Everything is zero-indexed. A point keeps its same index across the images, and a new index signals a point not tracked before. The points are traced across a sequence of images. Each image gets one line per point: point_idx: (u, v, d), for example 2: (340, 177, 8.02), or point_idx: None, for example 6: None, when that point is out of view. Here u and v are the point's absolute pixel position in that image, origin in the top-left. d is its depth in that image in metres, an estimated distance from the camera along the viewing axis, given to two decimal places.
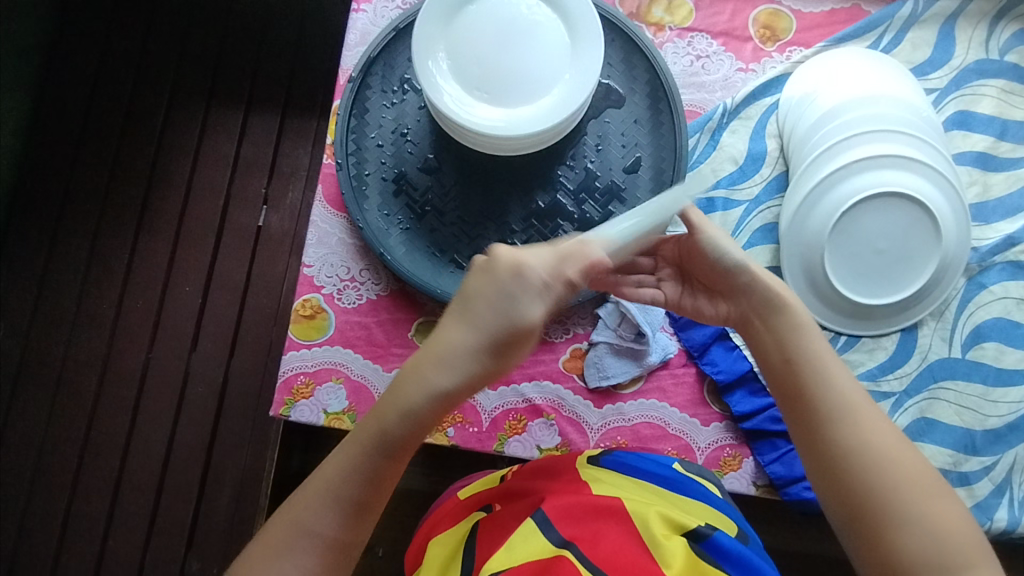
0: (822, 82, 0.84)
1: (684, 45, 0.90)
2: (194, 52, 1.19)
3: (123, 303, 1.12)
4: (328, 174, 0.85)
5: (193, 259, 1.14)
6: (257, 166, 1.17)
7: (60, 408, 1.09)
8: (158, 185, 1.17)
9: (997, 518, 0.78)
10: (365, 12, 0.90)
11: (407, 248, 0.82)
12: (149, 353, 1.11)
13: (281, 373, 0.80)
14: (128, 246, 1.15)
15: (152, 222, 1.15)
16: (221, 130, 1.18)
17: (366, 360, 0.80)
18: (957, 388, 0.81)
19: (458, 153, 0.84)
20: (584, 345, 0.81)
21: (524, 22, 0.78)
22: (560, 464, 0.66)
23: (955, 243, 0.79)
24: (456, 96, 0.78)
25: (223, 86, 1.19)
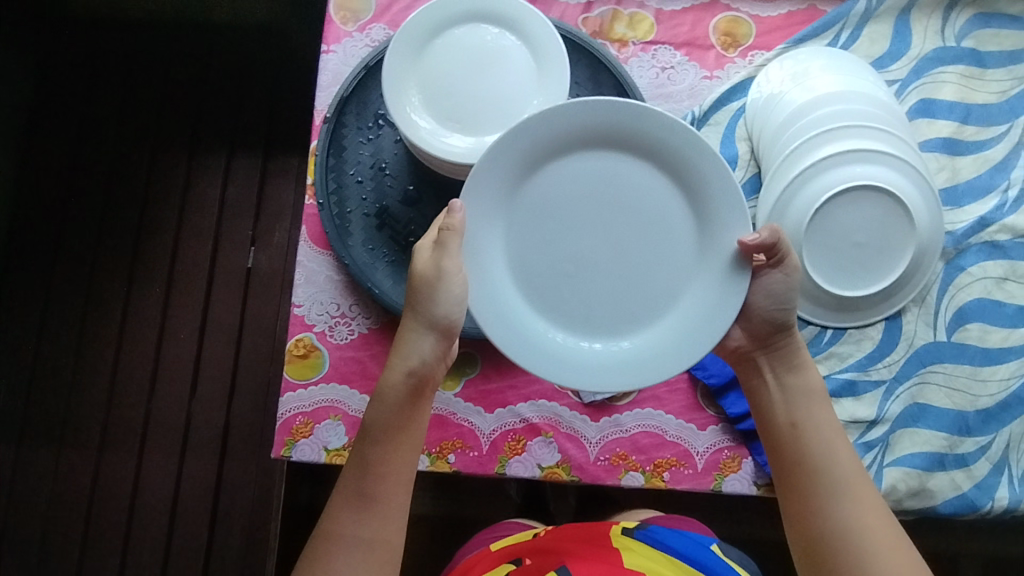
0: (786, 85, 0.87)
1: (649, 58, 0.92)
2: (172, 103, 1.21)
3: (119, 356, 1.13)
4: (311, 214, 0.86)
5: (185, 307, 1.15)
6: (242, 208, 1.19)
7: (64, 466, 1.09)
8: (146, 236, 1.18)
9: (999, 497, 0.79)
10: (335, 53, 0.91)
11: (396, 280, 0.83)
12: (149, 403, 1.11)
13: (280, 414, 0.81)
14: (120, 298, 1.16)
15: (143, 273, 1.16)
16: (204, 176, 1.20)
17: (361, 394, 0.81)
18: (946, 371, 0.82)
19: (437, 183, 0.86)
20: None
21: (490, 48, 0.80)
22: (597, 534, 0.78)
23: (929, 230, 0.81)
24: (431, 127, 0.78)
25: (203, 134, 1.21)
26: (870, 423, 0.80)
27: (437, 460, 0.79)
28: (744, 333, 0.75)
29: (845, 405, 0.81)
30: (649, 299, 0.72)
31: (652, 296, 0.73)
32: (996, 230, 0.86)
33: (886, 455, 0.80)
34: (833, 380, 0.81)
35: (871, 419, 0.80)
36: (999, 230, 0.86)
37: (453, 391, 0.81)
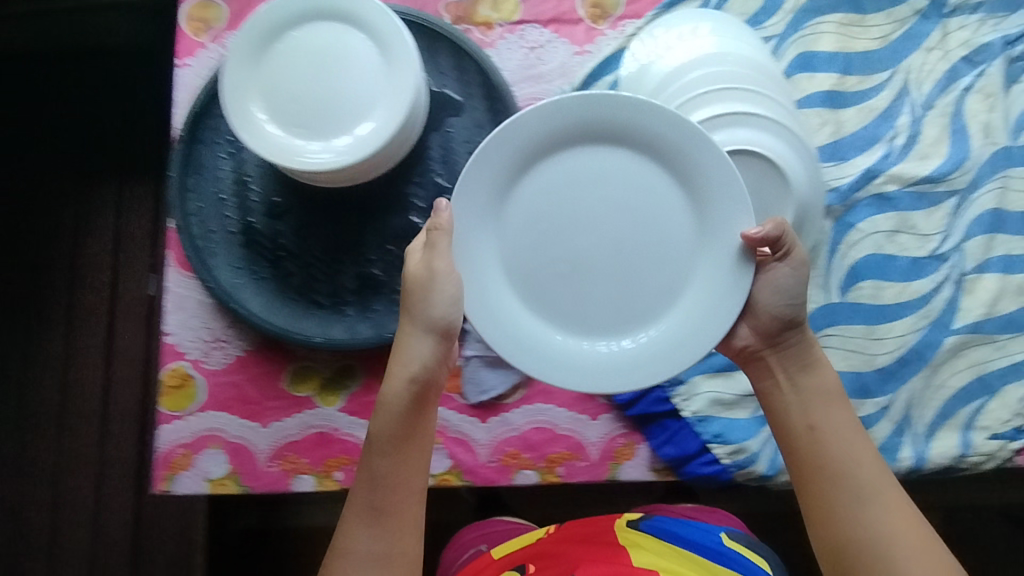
0: (658, 51, 0.83)
1: (516, 39, 0.88)
2: (53, 135, 1.17)
3: (29, 395, 1.16)
4: (174, 237, 0.82)
5: (89, 340, 1.16)
6: (140, 237, 1.18)
7: (20, 503, 1.14)
8: (42, 273, 1.17)
9: (902, 458, 0.77)
10: (190, 67, 0.88)
11: (269, 299, 0.80)
12: (61, 438, 1.15)
13: (158, 448, 0.78)
14: (23, 339, 1.17)
15: (42, 311, 1.17)
16: (97, 207, 1.18)
17: (239, 419, 0.78)
18: (840, 333, 0.80)
19: (302, 192, 0.81)
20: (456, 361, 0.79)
21: (333, 49, 0.76)
22: (601, 528, 0.78)
23: (810, 189, 0.78)
24: (279, 137, 0.75)
25: (89, 163, 1.18)
26: None
27: (324, 479, 0.78)
28: (752, 332, 0.72)
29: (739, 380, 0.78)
30: (652, 292, 0.71)
31: (660, 293, 0.71)
32: (882, 182, 0.83)
33: None
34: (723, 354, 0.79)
35: None
36: (886, 182, 0.83)
37: (337, 406, 0.80)
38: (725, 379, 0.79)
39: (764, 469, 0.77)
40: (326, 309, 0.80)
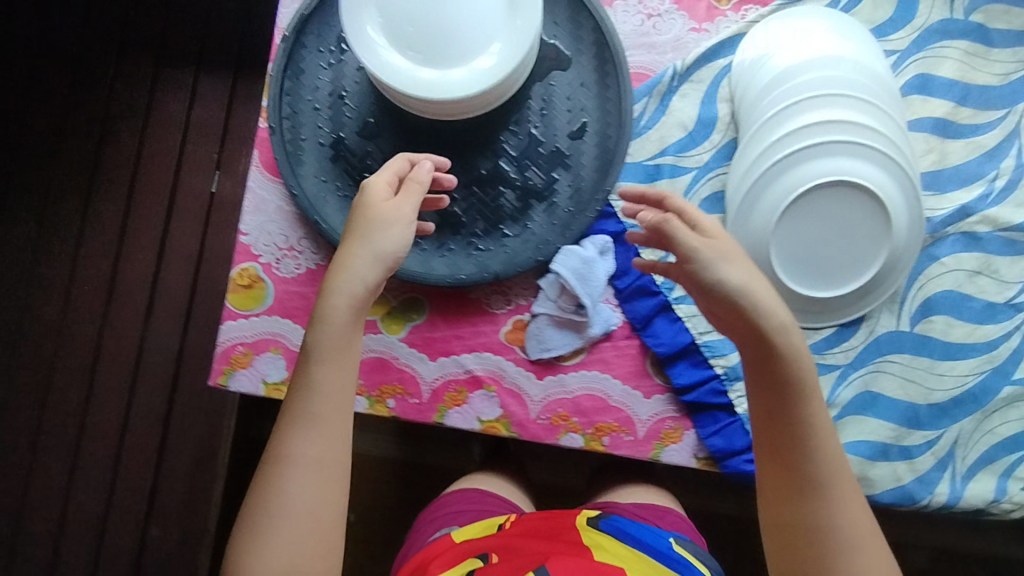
0: (781, 37, 0.78)
1: (636, 3, 0.82)
2: (254, 12, 1.09)
3: (192, 313, 1.07)
4: (264, 138, 0.80)
5: (223, 249, 1.08)
6: (249, 140, 1.10)
7: (94, 401, 1.05)
8: (217, 174, 1.09)
9: (938, 492, 0.77)
10: None
11: (435, 219, 0.78)
12: (171, 404, 1.06)
13: (426, 383, 0.78)
14: (192, 243, 1.08)
15: (216, 214, 1.09)
16: (246, 100, 1.10)
17: (518, 366, 0.78)
18: (904, 362, 0.79)
19: (401, 119, 0.79)
20: (525, 315, 0.78)
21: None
22: (562, 525, 0.69)
23: (908, 238, 0.74)
24: (505, 44, 0.71)
25: (252, 54, 1.09)
26: None
27: (592, 440, 0.77)
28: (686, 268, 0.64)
29: (928, 386, 0.78)
30: (863, 255, 0.74)
31: (869, 251, 0.74)
32: None
33: None
34: None
35: None
36: None
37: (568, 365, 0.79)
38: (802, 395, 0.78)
39: (945, 489, 0.77)
40: (429, 245, 0.77)
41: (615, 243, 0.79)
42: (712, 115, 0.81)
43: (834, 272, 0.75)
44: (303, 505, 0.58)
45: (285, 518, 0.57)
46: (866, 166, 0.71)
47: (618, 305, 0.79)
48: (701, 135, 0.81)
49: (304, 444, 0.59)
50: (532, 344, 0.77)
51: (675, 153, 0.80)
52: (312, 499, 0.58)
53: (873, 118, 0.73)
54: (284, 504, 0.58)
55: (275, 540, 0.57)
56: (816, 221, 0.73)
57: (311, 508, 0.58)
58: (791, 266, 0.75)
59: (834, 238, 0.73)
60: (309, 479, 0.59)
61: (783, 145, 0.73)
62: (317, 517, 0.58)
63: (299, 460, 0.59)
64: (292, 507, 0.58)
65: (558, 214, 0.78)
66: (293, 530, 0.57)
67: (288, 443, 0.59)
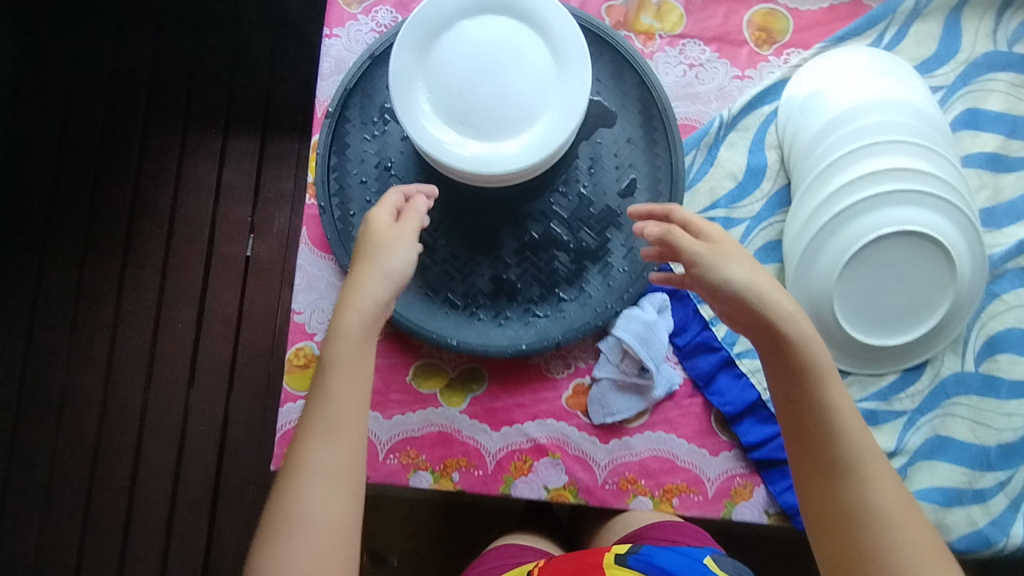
0: (827, 81, 0.77)
1: (676, 54, 0.81)
2: (281, 72, 1.09)
3: (233, 377, 1.06)
4: (311, 215, 0.79)
5: (262, 311, 1.07)
6: (282, 200, 1.09)
7: (141, 473, 1.04)
8: (252, 236, 1.09)
9: (1014, 534, 0.75)
10: (338, 38, 0.82)
11: (490, 287, 0.77)
12: (217, 472, 1.04)
13: (490, 454, 0.77)
14: (231, 307, 1.07)
15: (253, 277, 1.08)
16: (277, 159, 1.09)
17: (582, 431, 0.77)
18: (971, 403, 0.78)
19: (448, 186, 0.78)
20: (586, 378, 0.77)
21: (447, 33, 0.71)
22: (584, 564, 0.61)
23: (971, 282, 0.73)
24: (563, 96, 0.70)
25: (280, 113, 1.09)
26: (889, 454, 0.76)
27: (661, 503, 0.75)
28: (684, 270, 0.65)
29: (997, 427, 0.77)
30: (926, 302, 0.73)
31: (932, 298, 0.73)
32: None
33: None
34: None
35: (889, 451, 0.76)
36: None
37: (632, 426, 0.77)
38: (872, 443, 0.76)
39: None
40: (486, 314, 0.77)
41: (672, 299, 0.79)
42: (761, 163, 0.80)
43: (898, 320, 0.74)
44: (319, 519, 0.52)
45: (301, 533, 0.51)
46: (928, 213, 0.70)
47: (678, 362, 0.78)
48: (751, 184, 0.80)
49: (318, 453, 0.53)
50: (595, 409, 0.76)
51: (728, 204, 0.79)
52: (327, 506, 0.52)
53: (931, 162, 0.72)
54: (298, 519, 0.52)
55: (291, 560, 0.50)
56: (878, 271, 0.72)
57: (330, 516, 0.52)
58: (854, 316, 0.73)
59: (897, 286, 0.72)
60: (324, 488, 0.53)
61: (841, 194, 0.72)
62: (335, 530, 0.52)
63: (314, 468, 0.53)
64: (307, 522, 0.52)
65: (614, 275, 0.77)
66: (313, 545, 0.51)
67: (302, 451, 0.54)
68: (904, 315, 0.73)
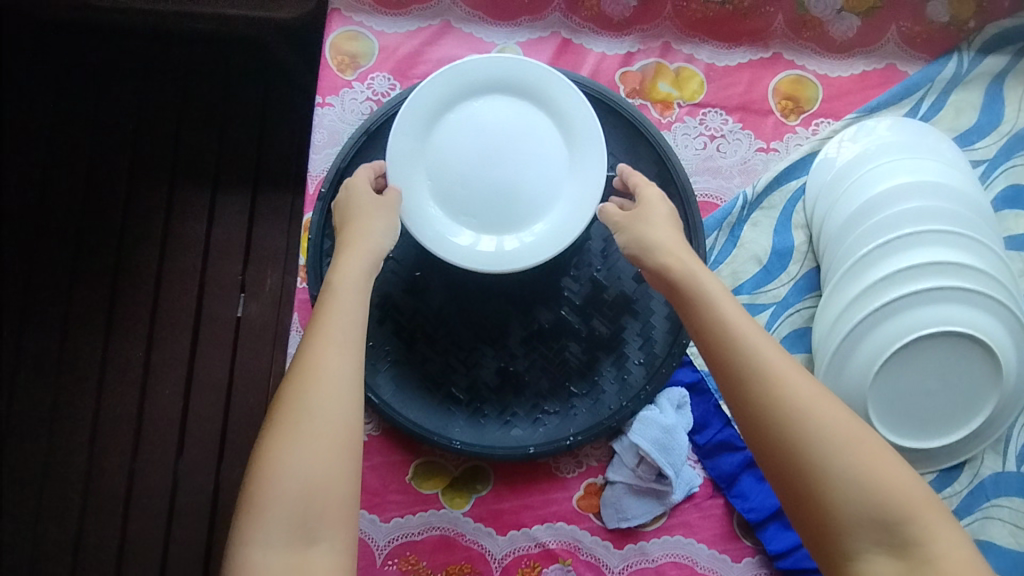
0: (860, 157, 0.72)
1: (696, 124, 0.76)
2: (275, 124, 1.05)
3: (223, 445, 1.00)
4: (304, 299, 0.75)
5: (253, 374, 1.02)
6: (274, 258, 1.04)
7: (126, 547, 0.99)
8: (243, 295, 1.03)
9: None
10: (332, 107, 0.76)
11: (496, 380, 0.72)
12: (206, 546, 0.98)
13: (495, 560, 0.71)
14: (221, 371, 1.02)
15: (244, 338, 1.03)
16: (269, 215, 1.04)
17: (594, 535, 0.71)
18: (1013, 506, 0.72)
19: (451, 271, 0.72)
20: (599, 479, 0.72)
21: (448, 117, 0.68)
22: None
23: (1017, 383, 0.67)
24: (578, 181, 0.68)
25: (274, 167, 1.04)
26: None
27: None
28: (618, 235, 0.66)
29: None
30: (968, 404, 0.67)
31: (974, 400, 0.67)
32: None
33: None
34: None
35: None
36: None
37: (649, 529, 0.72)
38: None
39: None
40: (492, 411, 0.71)
41: (691, 393, 0.74)
42: (787, 244, 0.75)
43: (937, 423, 0.68)
44: (328, 413, 0.48)
45: (304, 434, 0.47)
46: (971, 311, 0.65)
47: (698, 461, 0.73)
48: (776, 267, 0.74)
49: (327, 370, 0.49)
50: (609, 513, 0.71)
51: (752, 288, 0.74)
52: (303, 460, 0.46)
53: (975, 254, 0.66)
54: (306, 421, 0.47)
55: (294, 469, 0.46)
56: (916, 371, 0.66)
57: (311, 473, 0.46)
58: (890, 418, 0.67)
59: (936, 386, 0.67)
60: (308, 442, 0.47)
61: (876, 288, 0.66)
62: (316, 486, 0.46)
63: (326, 377, 0.49)
64: (315, 414, 0.48)
65: (629, 368, 0.72)
66: (319, 444, 0.47)
67: (284, 408, 0.48)
68: (943, 417, 0.68)
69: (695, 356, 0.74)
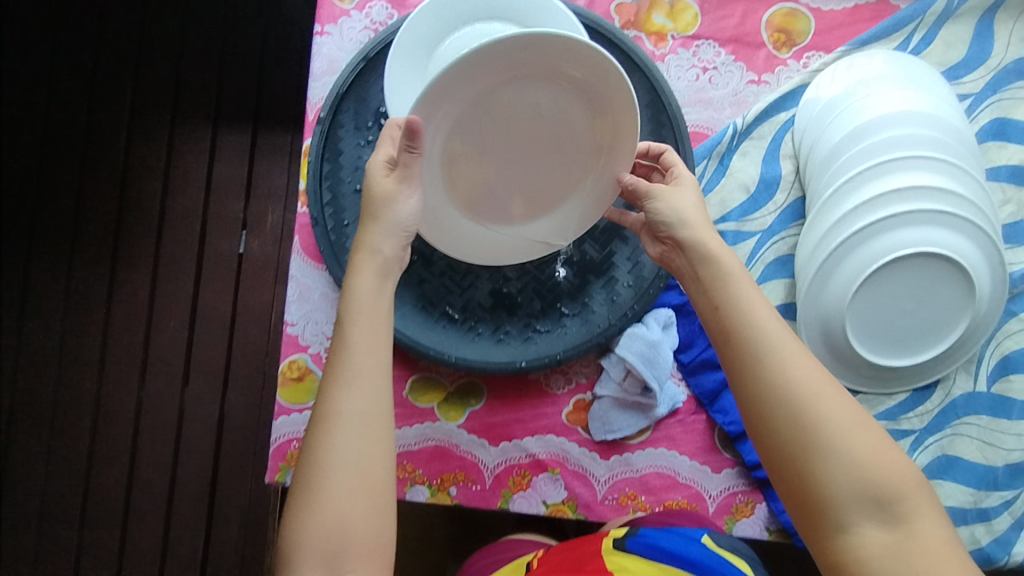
0: (850, 89, 0.73)
1: (689, 56, 0.78)
2: (274, 65, 1.06)
3: (228, 375, 1.05)
4: (304, 223, 0.77)
5: (255, 308, 1.06)
6: (274, 195, 1.07)
7: (137, 468, 1.04)
8: (246, 232, 1.07)
9: (1015, 553, 0.74)
10: (330, 35, 0.78)
11: (490, 301, 0.75)
12: (215, 468, 1.04)
13: (489, 469, 0.75)
14: (225, 305, 1.06)
15: (247, 274, 1.06)
16: (270, 154, 1.07)
17: (582, 447, 0.76)
18: (981, 423, 0.76)
19: None
20: (588, 395, 0.76)
21: (441, 49, 0.70)
22: (585, 554, 0.66)
23: (989, 304, 0.70)
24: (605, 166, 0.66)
25: (272, 107, 1.07)
26: None
27: None
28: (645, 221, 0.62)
29: (1007, 447, 0.75)
30: (943, 325, 0.71)
31: (950, 320, 0.70)
32: None
33: None
34: None
35: None
36: None
37: (632, 443, 0.76)
38: None
39: None
40: (486, 330, 0.75)
41: (677, 315, 0.77)
42: (775, 173, 0.77)
43: (913, 344, 0.71)
44: (355, 458, 0.47)
45: (336, 478, 0.47)
46: (949, 231, 0.67)
47: (682, 379, 0.77)
48: (764, 196, 0.77)
49: (350, 402, 0.49)
50: (596, 426, 0.75)
51: (739, 217, 0.76)
52: (331, 502, 0.46)
53: (955, 177, 0.68)
54: (332, 462, 0.47)
55: (324, 519, 0.46)
56: (894, 292, 0.69)
57: (342, 515, 0.46)
58: (866, 337, 0.71)
59: (914, 307, 0.70)
60: (336, 484, 0.47)
61: (859, 211, 0.69)
62: (348, 526, 0.46)
63: (350, 413, 0.48)
64: (341, 459, 0.47)
65: (618, 290, 0.75)
66: (347, 485, 0.47)
67: (312, 450, 0.48)
68: (919, 338, 0.71)
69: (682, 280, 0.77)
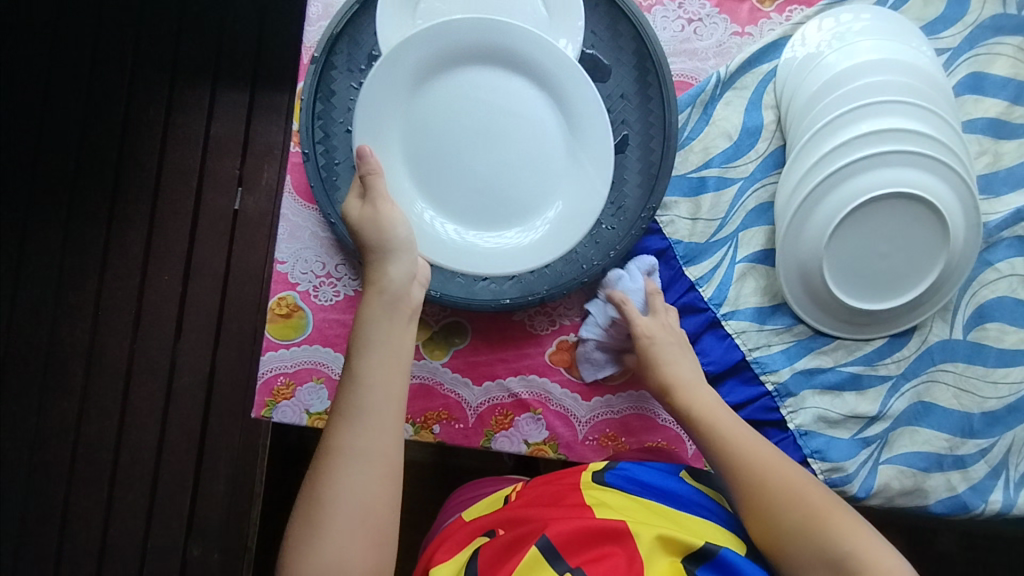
0: (829, 40, 0.75)
1: (674, 7, 0.79)
2: (274, 24, 1.09)
3: (220, 328, 1.06)
4: (296, 164, 0.79)
5: (249, 262, 1.07)
6: (271, 152, 1.09)
7: (129, 418, 1.05)
8: (242, 187, 1.08)
9: (992, 500, 0.75)
10: None
11: None
12: (205, 418, 1.05)
13: (472, 408, 0.77)
14: (219, 258, 1.07)
15: (241, 228, 1.08)
16: (267, 111, 1.08)
17: (564, 388, 0.77)
18: (958, 370, 0.77)
19: None
20: (571, 336, 0.78)
21: None
22: (563, 488, 0.66)
23: (963, 247, 0.72)
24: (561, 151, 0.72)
25: (271, 65, 1.08)
26: (871, 419, 0.76)
27: None
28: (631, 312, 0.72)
29: (982, 394, 0.76)
30: (917, 267, 0.72)
31: (924, 263, 0.72)
32: None
33: (882, 452, 0.76)
34: (837, 373, 0.76)
35: (872, 415, 0.76)
36: None
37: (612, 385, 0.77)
38: (834, 398, 0.76)
39: (1000, 496, 0.76)
40: None
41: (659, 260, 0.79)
42: (757, 122, 0.79)
43: (889, 289, 0.73)
44: (358, 498, 0.54)
45: (338, 516, 0.53)
46: (922, 172, 0.69)
47: None
48: (746, 144, 0.79)
49: (351, 441, 0.56)
50: (583, 367, 0.76)
51: (721, 163, 0.78)
52: (334, 540, 0.53)
53: (929, 121, 0.70)
54: (335, 500, 0.54)
55: (325, 553, 0.52)
56: (868, 234, 0.71)
57: (342, 551, 0.53)
58: (843, 284, 0.72)
59: (888, 250, 0.71)
60: (338, 521, 0.53)
61: (836, 153, 0.70)
62: (347, 562, 0.53)
63: (354, 454, 0.56)
64: (345, 499, 0.54)
65: (601, 232, 0.76)
66: (348, 525, 0.53)
67: (319, 484, 0.55)
68: (894, 283, 0.73)
69: (665, 226, 0.78)
